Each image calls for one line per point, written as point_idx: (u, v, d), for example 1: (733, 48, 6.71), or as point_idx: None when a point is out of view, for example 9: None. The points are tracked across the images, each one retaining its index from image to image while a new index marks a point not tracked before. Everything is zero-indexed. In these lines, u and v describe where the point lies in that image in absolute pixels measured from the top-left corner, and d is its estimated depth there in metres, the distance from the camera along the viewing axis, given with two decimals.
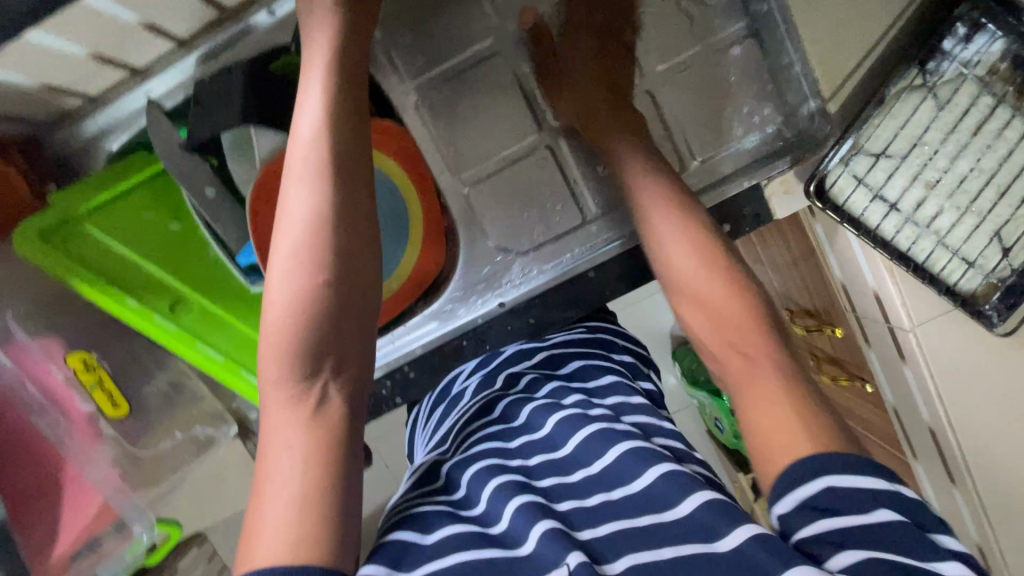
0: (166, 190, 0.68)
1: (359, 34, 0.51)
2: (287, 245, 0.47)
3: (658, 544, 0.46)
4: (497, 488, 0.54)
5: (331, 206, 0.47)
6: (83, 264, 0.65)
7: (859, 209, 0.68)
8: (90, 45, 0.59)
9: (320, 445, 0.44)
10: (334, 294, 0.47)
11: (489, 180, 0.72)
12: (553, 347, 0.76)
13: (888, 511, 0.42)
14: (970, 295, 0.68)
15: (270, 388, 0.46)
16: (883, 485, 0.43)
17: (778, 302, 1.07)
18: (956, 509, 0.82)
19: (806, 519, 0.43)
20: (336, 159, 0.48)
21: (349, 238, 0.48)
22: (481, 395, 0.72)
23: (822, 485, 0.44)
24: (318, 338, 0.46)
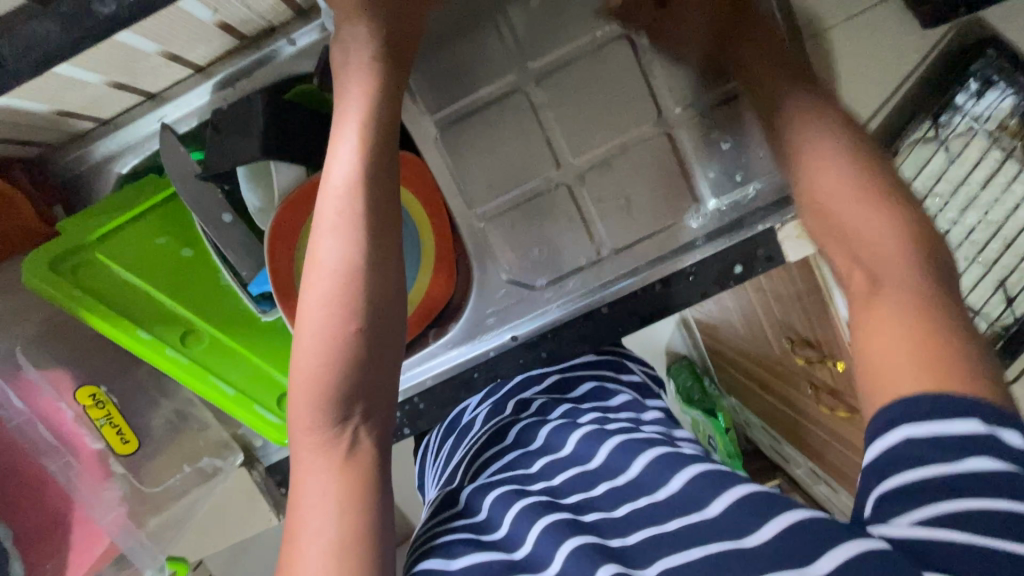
0: (177, 217, 0.67)
1: (395, 79, 0.52)
2: (320, 291, 0.47)
3: (688, 547, 0.45)
4: (519, 511, 0.53)
5: (367, 257, 0.48)
6: (93, 295, 0.63)
7: None
8: (106, 72, 0.57)
9: (351, 489, 0.44)
10: (366, 340, 0.47)
11: (506, 214, 0.72)
12: (563, 369, 0.76)
13: (984, 460, 0.36)
14: None
15: (301, 432, 0.46)
16: (981, 428, 0.37)
17: (778, 330, 1.08)
18: None
19: (885, 473, 0.39)
20: (371, 209, 0.48)
21: (381, 284, 0.48)
22: (491, 424, 0.71)
23: (900, 437, 0.39)
24: (350, 385, 0.46)
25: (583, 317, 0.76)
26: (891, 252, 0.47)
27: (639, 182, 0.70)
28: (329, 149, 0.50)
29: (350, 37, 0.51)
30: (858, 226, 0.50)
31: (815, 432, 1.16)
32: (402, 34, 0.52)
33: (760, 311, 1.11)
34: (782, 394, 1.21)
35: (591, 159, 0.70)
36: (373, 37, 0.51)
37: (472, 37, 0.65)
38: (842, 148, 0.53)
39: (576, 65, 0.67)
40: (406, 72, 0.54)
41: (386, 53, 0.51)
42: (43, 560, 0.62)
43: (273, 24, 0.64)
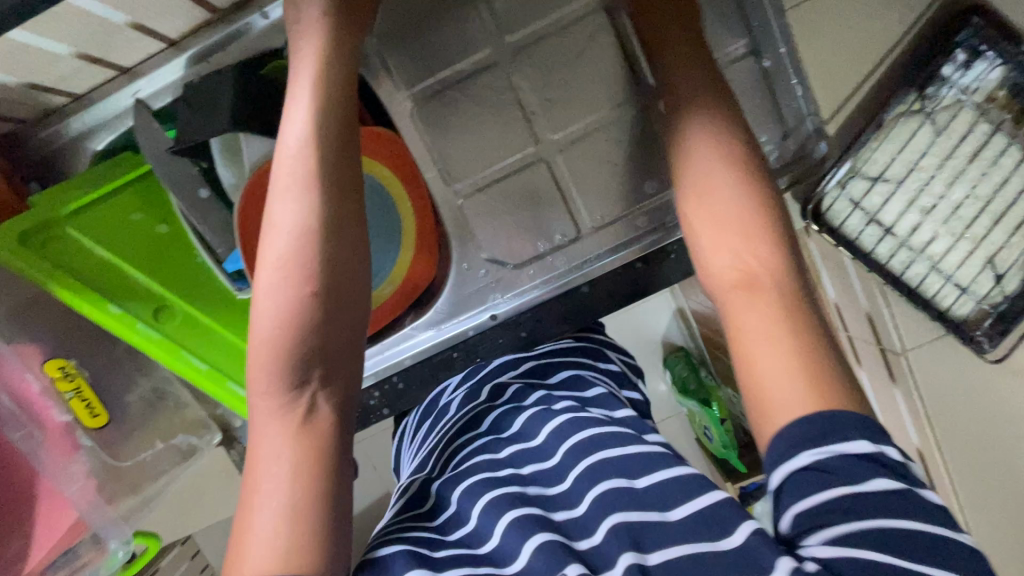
0: (153, 192, 0.66)
1: (348, 46, 0.51)
2: (273, 257, 0.46)
3: (646, 548, 0.48)
4: (487, 504, 0.54)
5: (322, 218, 0.47)
6: (64, 269, 0.63)
7: (854, 232, 0.69)
8: (73, 44, 0.57)
9: (308, 458, 0.45)
10: (323, 308, 0.47)
11: (484, 191, 0.71)
12: (540, 358, 0.77)
13: (879, 479, 0.41)
14: (960, 321, 0.68)
15: (259, 398, 0.46)
16: (870, 447, 0.42)
17: None
18: None
19: (798, 495, 0.43)
20: (324, 173, 0.48)
21: (336, 247, 0.47)
22: (466, 410, 0.72)
23: (809, 459, 0.43)
24: (306, 351, 0.46)
25: (565, 295, 0.74)
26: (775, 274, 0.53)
27: (619, 155, 0.69)
28: (283, 117, 0.49)
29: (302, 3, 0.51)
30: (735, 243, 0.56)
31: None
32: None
33: None
34: None
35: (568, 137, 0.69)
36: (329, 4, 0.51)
37: (448, 10, 0.64)
38: (733, 171, 0.58)
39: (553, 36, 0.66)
40: (362, 36, 0.53)
41: (339, 13, 0.51)
42: (13, 529, 0.62)
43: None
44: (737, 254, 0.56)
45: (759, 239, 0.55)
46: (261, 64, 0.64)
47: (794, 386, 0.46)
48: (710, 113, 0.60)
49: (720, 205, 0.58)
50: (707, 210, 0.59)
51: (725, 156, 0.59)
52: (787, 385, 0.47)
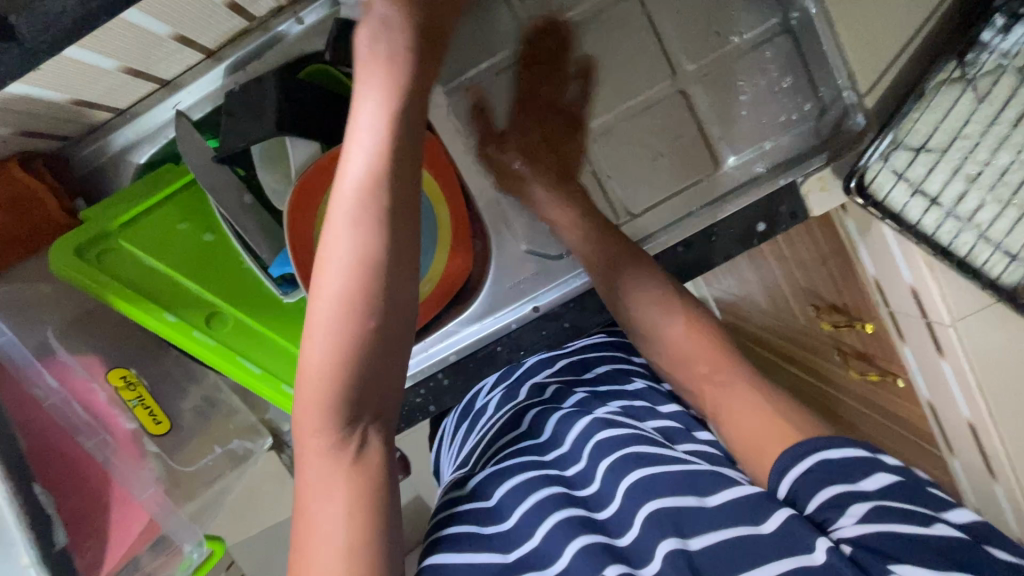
0: (196, 203, 0.68)
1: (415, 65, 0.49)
2: (332, 289, 0.45)
3: (686, 535, 0.49)
4: (533, 504, 0.55)
5: (385, 252, 0.45)
6: (120, 280, 0.64)
7: (899, 205, 0.67)
8: (121, 58, 0.57)
9: (360, 498, 0.45)
10: (378, 343, 0.46)
11: (518, 185, 0.73)
12: (574, 356, 0.81)
13: (880, 474, 0.50)
14: (1012, 291, 0.65)
15: (309, 432, 0.46)
16: (865, 453, 0.52)
17: (802, 298, 1.06)
18: (993, 500, 0.85)
19: (816, 491, 0.51)
20: (389, 206, 0.46)
21: (394, 282, 0.46)
22: (506, 409, 0.74)
23: (816, 459, 0.53)
24: (360, 386, 0.46)
25: None
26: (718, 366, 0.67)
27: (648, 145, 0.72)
28: (346, 139, 0.47)
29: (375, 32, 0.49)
30: (684, 347, 0.70)
31: (839, 400, 1.13)
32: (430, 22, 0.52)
33: (781, 280, 1.09)
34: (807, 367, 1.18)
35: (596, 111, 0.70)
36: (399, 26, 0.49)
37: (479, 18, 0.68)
38: (662, 292, 0.70)
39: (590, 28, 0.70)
40: (426, 42, 0.51)
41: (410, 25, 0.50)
42: (84, 539, 0.59)
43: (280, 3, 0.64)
44: (676, 359, 0.70)
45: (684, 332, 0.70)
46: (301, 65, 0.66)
47: (764, 453, 0.58)
48: (643, 272, 0.70)
49: (670, 336, 0.71)
50: (653, 336, 0.72)
51: (668, 299, 0.70)
52: (761, 450, 0.58)
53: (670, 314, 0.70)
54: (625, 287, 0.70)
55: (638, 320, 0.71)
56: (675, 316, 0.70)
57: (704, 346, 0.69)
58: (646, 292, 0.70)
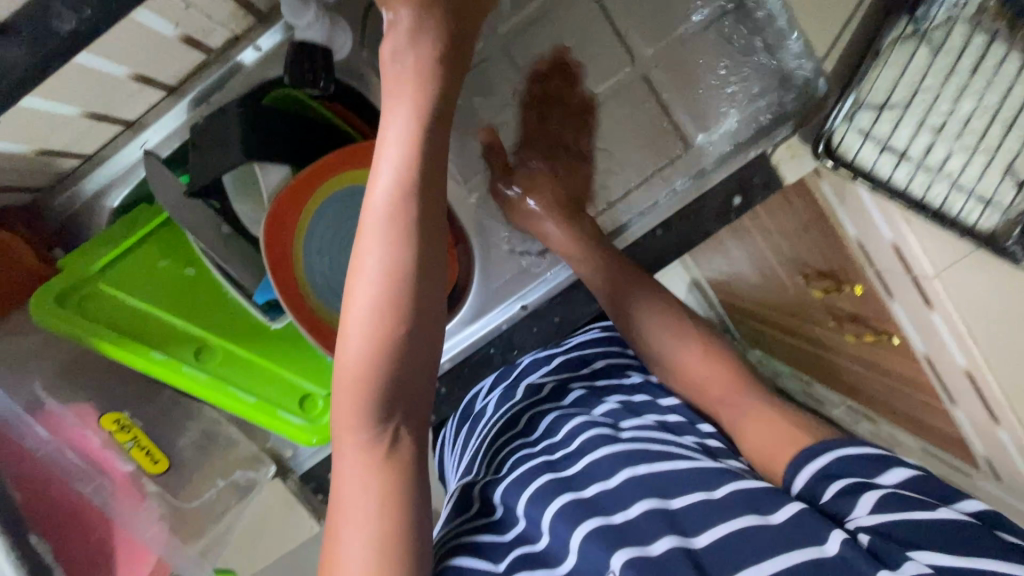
0: (173, 239, 0.69)
1: (450, 48, 0.44)
2: (368, 293, 0.40)
3: (692, 532, 0.49)
4: (532, 499, 0.56)
5: (420, 255, 0.41)
6: (103, 324, 0.64)
7: (869, 163, 0.67)
8: (82, 102, 0.57)
9: (391, 498, 0.40)
10: (414, 341, 0.41)
11: (493, 185, 0.73)
12: (569, 351, 0.74)
13: (897, 470, 0.51)
14: (989, 234, 0.66)
15: (343, 433, 0.42)
16: (872, 450, 0.54)
17: (790, 268, 1.07)
18: (1000, 443, 0.86)
19: (827, 483, 0.53)
20: (425, 200, 0.41)
21: (434, 288, 0.42)
22: (505, 410, 0.71)
23: (832, 458, 0.54)
24: (395, 387, 0.41)
25: None
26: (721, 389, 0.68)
27: (617, 131, 0.71)
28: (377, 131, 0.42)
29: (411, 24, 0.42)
30: (690, 371, 0.70)
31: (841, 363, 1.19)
32: None
33: (767, 252, 1.10)
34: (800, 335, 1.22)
35: None
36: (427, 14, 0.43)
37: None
38: (682, 333, 0.72)
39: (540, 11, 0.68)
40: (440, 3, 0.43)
41: None
42: None
43: (236, 33, 0.64)
44: (697, 389, 0.69)
45: (698, 355, 0.71)
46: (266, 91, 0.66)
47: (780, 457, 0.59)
48: (652, 297, 0.73)
49: (681, 363, 0.70)
50: (663, 361, 0.72)
51: (675, 322, 0.73)
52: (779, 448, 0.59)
53: (688, 347, 0.71)
54: (638, 308, 0.72)
55: (660, 356, 0.72)
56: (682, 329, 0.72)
57: (711, 361, 0.70)
58: (649, 314, 0.73)
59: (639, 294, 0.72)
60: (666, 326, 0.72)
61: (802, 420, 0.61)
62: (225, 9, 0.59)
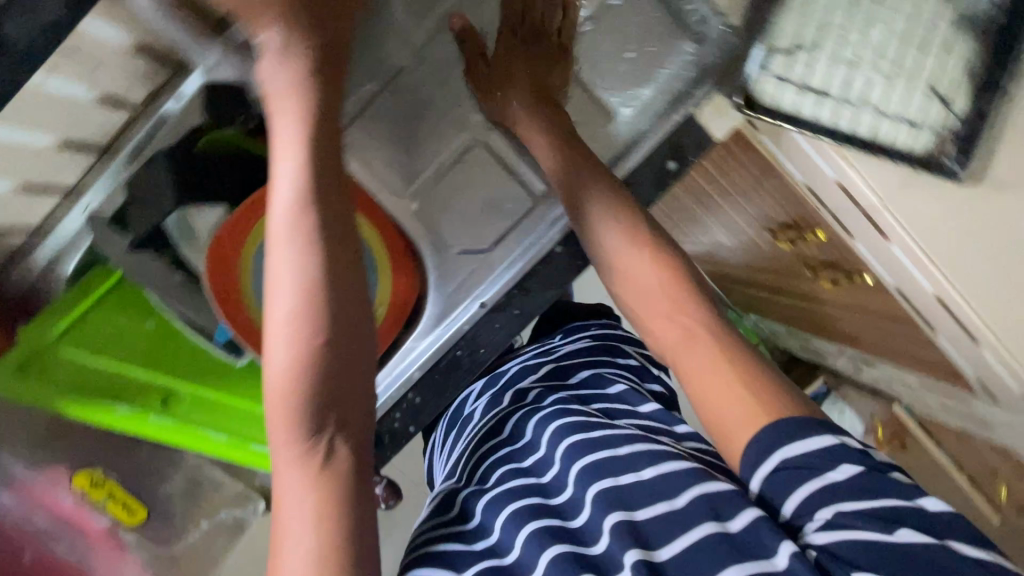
0: (131, 296, 0.70)
1: (329, 66, 0.46)
2: (284, 309, 0.43)
3: (657, 545, 0.52)
4: (508, 517, 0.60)
5: (327, 266, 0.43)
6: (68, 388, 0.65)
7: (790, 107, 0.66)
8: (13, 175, 0.59)
9: (329, 504, 0.42)
10: (334, 350, 0.44)
11: (428, 188, 0.74)
12: (557, 360, 0.86)
13: (847, 466, 0.46)
14: (925, 157, 0.59)
15: (280, 445, 0.44)
16: (827, 439, 0.47)
17: (757, 224, 1.13)
18: (987, 364, 0.84)
19: (782, 491, 0.48)
20: (324, 214, 0.44)
21: (348, 296, 0.44)
22: (493, 415, 0.80)
23: (780, 459, 0.47)
24: (323, 395, 0.43)
25: (542, 261, 0.74)
26: (678, 309, 0.58)
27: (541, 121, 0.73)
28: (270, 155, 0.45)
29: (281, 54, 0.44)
30: (644, 283, 0.60)
31: (832, 312, 1.22)
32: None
33: (734, 214, 1.17)
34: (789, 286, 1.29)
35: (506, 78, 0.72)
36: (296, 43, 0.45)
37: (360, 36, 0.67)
38: (624, 230, 0.63)
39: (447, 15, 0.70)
40: (313, 22, 0.45)
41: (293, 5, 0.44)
42: None
43: (155, 87, 0.65)
44: (648, 311, 0.60)
45: (653, 269, 0.60)
46: (200, 133, 0.68)
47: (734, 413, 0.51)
48: (607, 193, 0.64)
49: (630, 268, 0.61)
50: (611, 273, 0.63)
51: (633, 229, 0.63)
52: (727, 399, 0.51)
53: (638, 252, 0.62)
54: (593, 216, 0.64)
55: (608, 258, 0.63)
56: (640, 245, 0.62)
57: (667, 283, 0.59)
58: (609, 236, 0.63)
59: (591, 188, 0.65)
60: (620, 243, 0.62)
61: (770, 385, 0.51)
62: (135, 65, 0.60)
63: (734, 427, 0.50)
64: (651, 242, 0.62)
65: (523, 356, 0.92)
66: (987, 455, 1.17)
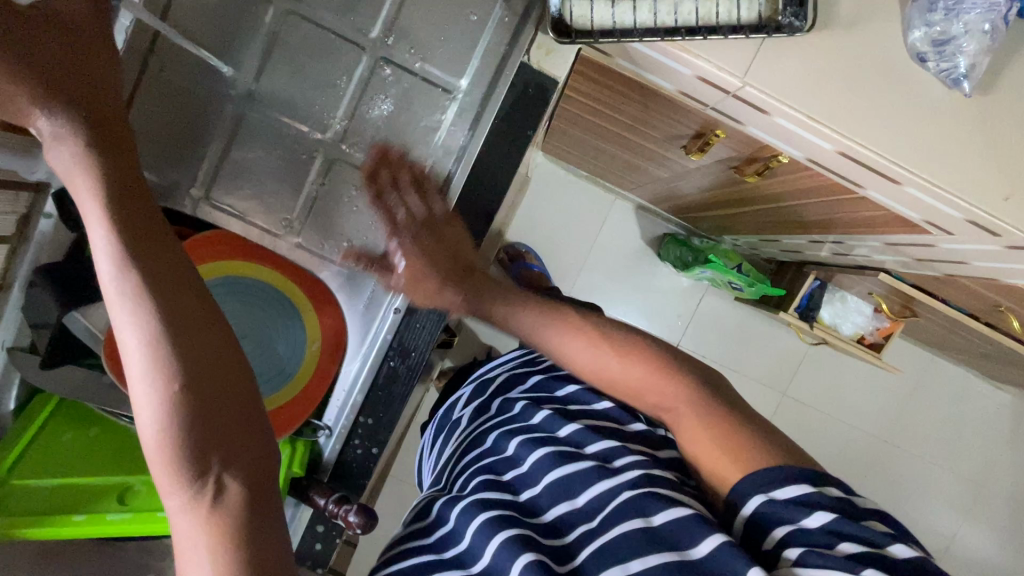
0: (72, 414, 0.76)
1: (125, 151, 0.51)
2: (133, 362, 0.44)
3: (625, 561, 0.52)
4: (481, 523, 0.59)
5: (156, 313, 0.45)
6: (22, 514, 0.66)
7: (608, 19, 0.66)
8: None
9: (225, 542, 0.43)
10: (191, 388, 0.44)
11: (312, 212, 0.76)
12: (545, 371, 0.83)
13: (824, 514, 0.48)
14: (758, 21, 0.66)
15: (168, 499, 0.44)
16: (808, 486, 0.50)
17: (670, 145, 1.12)
18: (921, 203, 0.79)
19: (766, 529, 0.50)
20: (145, 266, 0.46)
21: (192, 335, 0.46)
22: (474, 427, 0.80)
23: (765, 499, 0.50)
24: (193, 436, 0.44)
25: None
26: (662, 390, 0.62)
27: (393, 124, 0.74)
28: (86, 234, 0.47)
29: (51, 134, 0.48)
30: (616, 373, 0.64)
31: (784, 205, 1.18)
32: (87, 78, 0.51)
33: (648, 142, 1.15)
34: (734, 193, 1.26)
35: (343, 89, 0.73)
36: (75, 132, 0.49)
37: (197, 105, 0.71)
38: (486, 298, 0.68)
39: (262, 51, 0.70)
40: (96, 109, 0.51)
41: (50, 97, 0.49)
42: None
43: (23, 214, 0.67)
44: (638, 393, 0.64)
45: (585, 345, 0.66)
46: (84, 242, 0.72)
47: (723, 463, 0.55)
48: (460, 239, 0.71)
49: (559, 346, 0.67)
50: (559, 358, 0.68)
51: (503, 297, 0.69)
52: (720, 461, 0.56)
53: (568, 335, 0.66)
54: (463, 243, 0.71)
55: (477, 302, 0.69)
56: (581, 331, 0.66)
57: (612, 348, 0.65)
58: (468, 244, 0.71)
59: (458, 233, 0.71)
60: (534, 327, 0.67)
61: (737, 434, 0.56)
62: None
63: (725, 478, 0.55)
64: (587, 335, 0.66)
65: (508, 363, 0.91)
66: (984, 294, 1.12)
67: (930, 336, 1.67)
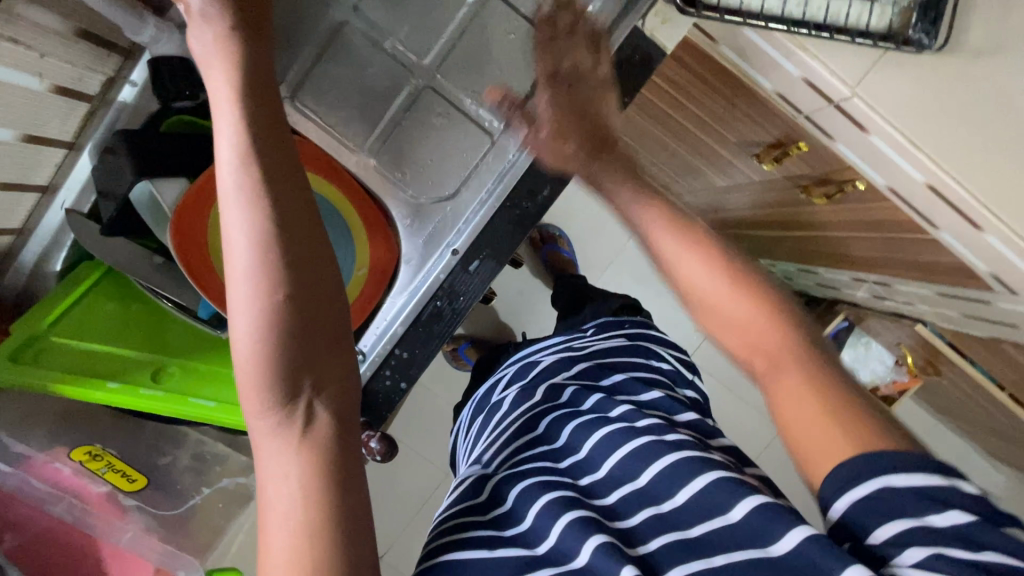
0: (118, 284, 0.76)
1: (258, 50, 0.50)
2: (243, 268, 0.43)
3: (708, 553, 0.50)
4: (545, 504, 0.56)
5: (274, 223, 0.44)
6: (62, 371, 0.68)
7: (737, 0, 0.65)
8: (14, 125, 0.58)
9: (312, 470, 0.41)
10: (297, 306, 0.44)
11: (388, 140, 0.75)
12: (591, 359, 0.83)
13: (959, 512, 0.42)
14: (887, 31, 0.65)
15: (255, 417, 0.43)
16: (943, 480, 0.44)
17: (740, 151, 1.10)
18: (995, 253, 0.77)
19: (876, 520, 0.44)
20: (268, 173, 0.45)
21: (302, 253, 0.45)
22: (524, 412, 0.74)
23: (880, 484, 0.45)
24: (291, 355, 0.43)
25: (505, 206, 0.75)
26: (776, 342, 0.55)
27: (494, 66, 0.72)
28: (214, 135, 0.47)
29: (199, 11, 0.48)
30: (721, 307, 0.58)
31: (836, 236, 1.17)
32: None
33: (718, 144, 1.13)
34: (789, 215, 1.24)
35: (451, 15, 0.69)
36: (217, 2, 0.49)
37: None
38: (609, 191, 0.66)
39: None
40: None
41: None
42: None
43: (109, 76, 0.67)
44: (741, 338, 0.57)
45: (700, 263, 0.60)
46: (162, 117, 0.70)
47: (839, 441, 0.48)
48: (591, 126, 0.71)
49: (667, 256, 0.62)
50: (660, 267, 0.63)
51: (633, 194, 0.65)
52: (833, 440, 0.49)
53: (687, 251, 0.61)
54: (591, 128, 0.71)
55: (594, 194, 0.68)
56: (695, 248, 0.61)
57: (734, 284, 0.59)
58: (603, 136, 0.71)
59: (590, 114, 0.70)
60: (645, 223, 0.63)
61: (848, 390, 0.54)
62: (82, 51, 0.61)
63: (819, 463, 0.49)
64: (708, 258, 0.60)
65: (556, 347, 0.89)
66: None
67: (941, 398, 1.67)
